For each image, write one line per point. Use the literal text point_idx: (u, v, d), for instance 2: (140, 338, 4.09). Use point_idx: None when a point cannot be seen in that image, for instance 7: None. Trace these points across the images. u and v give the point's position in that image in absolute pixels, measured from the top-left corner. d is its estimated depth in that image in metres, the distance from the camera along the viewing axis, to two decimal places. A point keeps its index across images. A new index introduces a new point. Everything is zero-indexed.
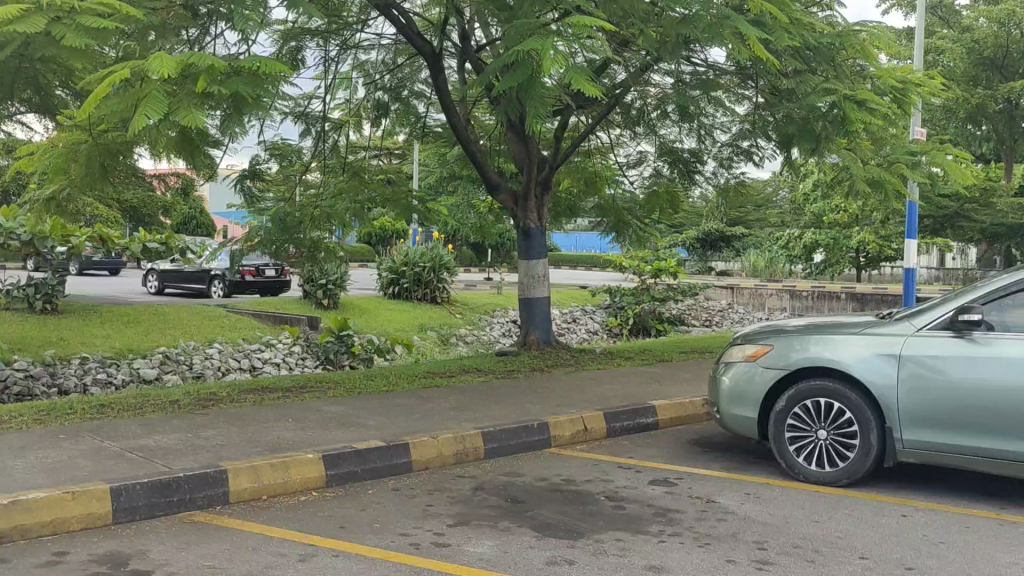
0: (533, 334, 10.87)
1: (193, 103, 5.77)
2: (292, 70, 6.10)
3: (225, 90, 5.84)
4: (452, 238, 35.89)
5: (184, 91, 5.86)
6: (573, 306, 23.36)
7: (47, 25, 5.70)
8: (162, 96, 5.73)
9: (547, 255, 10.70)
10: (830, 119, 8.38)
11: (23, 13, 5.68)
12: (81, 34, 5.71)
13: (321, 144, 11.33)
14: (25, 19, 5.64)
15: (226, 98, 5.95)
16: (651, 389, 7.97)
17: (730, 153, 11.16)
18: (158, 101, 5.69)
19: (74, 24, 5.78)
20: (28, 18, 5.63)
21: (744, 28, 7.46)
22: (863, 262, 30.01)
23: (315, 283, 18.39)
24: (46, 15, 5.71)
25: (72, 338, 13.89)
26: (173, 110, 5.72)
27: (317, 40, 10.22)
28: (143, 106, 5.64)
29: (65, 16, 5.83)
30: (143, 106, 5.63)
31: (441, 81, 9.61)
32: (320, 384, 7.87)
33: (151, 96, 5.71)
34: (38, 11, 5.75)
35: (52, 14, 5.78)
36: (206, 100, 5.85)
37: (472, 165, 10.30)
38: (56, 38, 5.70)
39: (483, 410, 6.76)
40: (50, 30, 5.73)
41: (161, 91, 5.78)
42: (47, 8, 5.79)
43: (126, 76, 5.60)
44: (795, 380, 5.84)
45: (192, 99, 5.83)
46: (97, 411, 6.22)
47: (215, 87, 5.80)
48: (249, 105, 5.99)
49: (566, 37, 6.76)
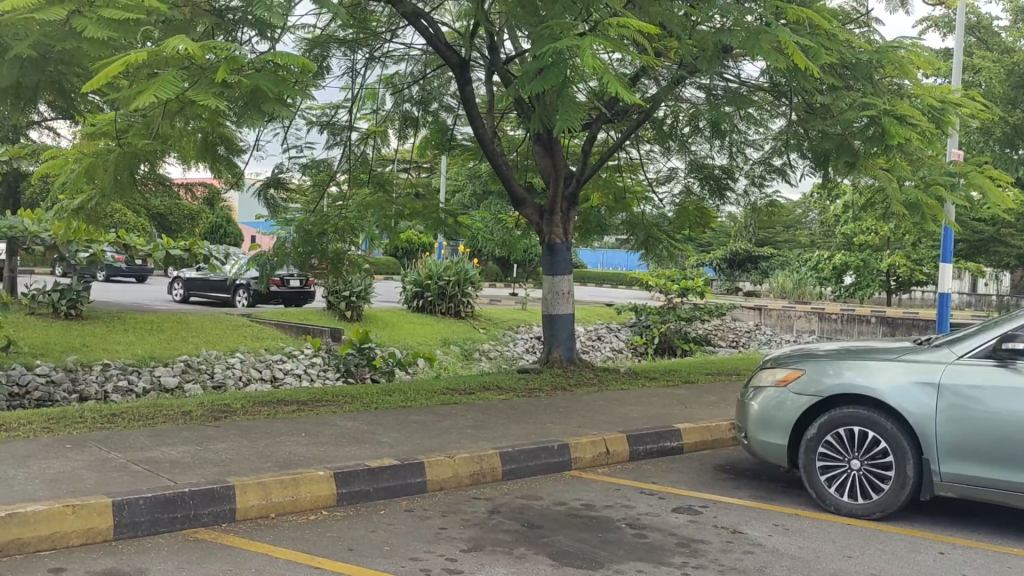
0: (556, 351, 10.65)
1: (211, 90, 5.64)
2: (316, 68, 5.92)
3: (246, 82, 5.73)
4: (477, 253, 35.81)
5: (205, 81, 5.71)
6: (598, 324, 23.11)
7: (68, 17, 5.64)
8: (177, 82, 5.52)
9: (571, 271, 10.49)
10: (867, 136, 8.20)
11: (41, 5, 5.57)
12: (102, 26, 5.60)
13: (350, 155, 11.09)
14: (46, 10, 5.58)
15: (246, 89, 5.87)
16: (677, 412, 7.73)
17: (763, 171, 11.08)
18: (171, 84, 5.48)
19: (93, 16, 5.67)
20: (48, 10, 5.55)
21: (785, 35, 7.35)
22: (893, 285, 29.55)
23: (339, 295, 18.29)
24: (68, 7, 5.64)
25: (95, 344, 13.84)
26: (190, 97, 5.56)
27: (345, 50, 10.13)
28: (156, 84, 5.48)
29: (87, 9, 5.74)
30: (155, 88, 5.43)
31: (467, 92, 9.41)
32: (338, 398, 7.70)
33: (166, 77, 5.56)
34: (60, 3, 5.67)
35: (71, 7, 5.68)
36: (225, 91, 5.72)
37: (499, 179, 10.13)
38: (78, 31, 5.61)
39: (502, 429, 6.56)
40: (71, 22, 5.64)
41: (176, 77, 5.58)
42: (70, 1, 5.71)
43: (141, 58, 5.34)
44: (828, 406, 5.60)
45: (210, 90, 5.70)
46: (108, 421, 6.09)
47: (235, 77, 5.67)
48: (269, 103, 5.91)
49: (595, 46, 6.62)
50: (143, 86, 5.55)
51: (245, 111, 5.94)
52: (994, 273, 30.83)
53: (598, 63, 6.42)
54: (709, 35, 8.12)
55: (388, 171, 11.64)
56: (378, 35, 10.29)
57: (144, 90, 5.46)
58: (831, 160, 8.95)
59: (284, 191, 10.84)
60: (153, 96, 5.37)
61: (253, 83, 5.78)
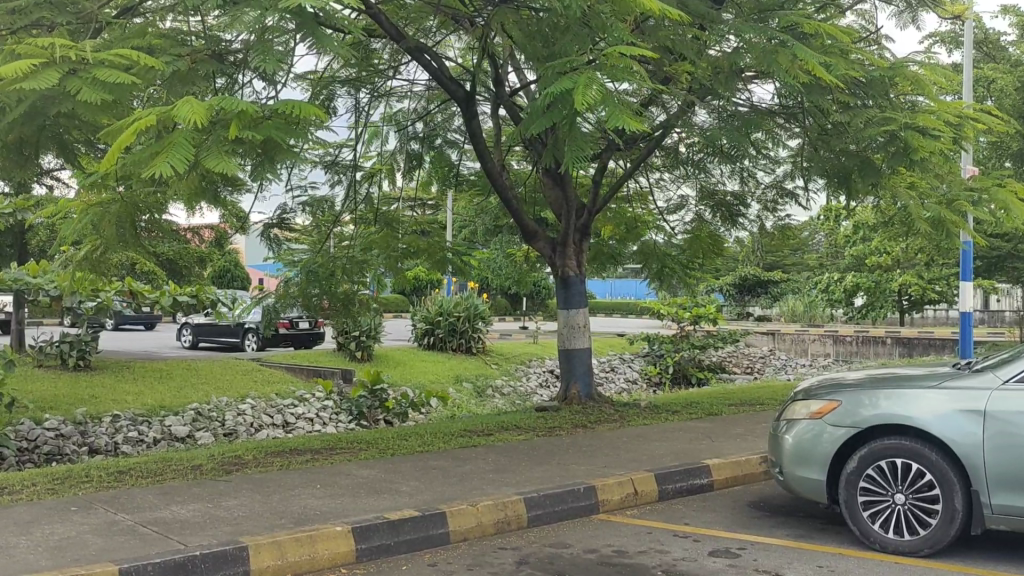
0: (574, 387, 10.37)
1: (223, 150, 5.37)
2: (325, 114, 5.76)
3: (260, 136, 5.48)
4: (486, 288, 35.65)
5: (215, 138, 5.48)
6: (610, 355, 22.86)
7: (61, 79, 5.42)
8: (189, 144, 5.32)
9: (587, 305, 10.27)
10: (889, 152, 8.09)
11: (35, 69, 5.37)
12: (96, 88, 5.41)
13: (353, 195, 10.99)
14: (36, 75, 5.32)
15: (256, 143, 5.57)
16: (703, 447, 7.46)
17: (775, 195, 10.98)
18: (186, 147, 5.30)
19: (87, 77, 5.49)
20: (41, 74, 5.33)
21: (803, 53, 7.40)
22: (906, 305, 29.28)
23: (348, 335, 18.09)
24: (61, 70, 5.45)
25: (104, 395, 13.63)
26: (202, 159, 5.35)
27: (349, 87, 10.01)
28: (165, 154, 5.24)
29: (79, 69, 5.58)
30: (168, 154, 5.23)
31: (473, 126, 9.23)
32: (353, 444, 7.45)
33: (175, 144, 5.30)
34: (54, 65, 5.49)
35: (65, 69, 5.50)
36: (238, 148, 5.46)
37: (509, 214, 9.94)
38: (71, 92, 5.41)
39: (524, 472, 6.31)
40: (65, 85, 5.43)
41: (190, 138, 5.36)
42: (62, 62, 5.54)
43: (151, 123, 5.17)
44: (866, 439, 5.34)
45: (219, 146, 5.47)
46: (115, 479, 5.85)
47: (248, 132, 5.43)
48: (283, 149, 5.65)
49: (602, 73, 6.49)
50: (156, 148, 5.37)
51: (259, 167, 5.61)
52: (1007, 289, 30.53)
53: (606, 94, 6.25)
54: (722, 57, 8.24)
55: (393, 210, 11.49)
56: (382, 72, 10.18)
57: (159, 152, 5.29)
58: (849, 179, 8.89)
59: (288, 231, 10.66)
60: (166, 164, 5.16)
61: (265, 135, 5.51)
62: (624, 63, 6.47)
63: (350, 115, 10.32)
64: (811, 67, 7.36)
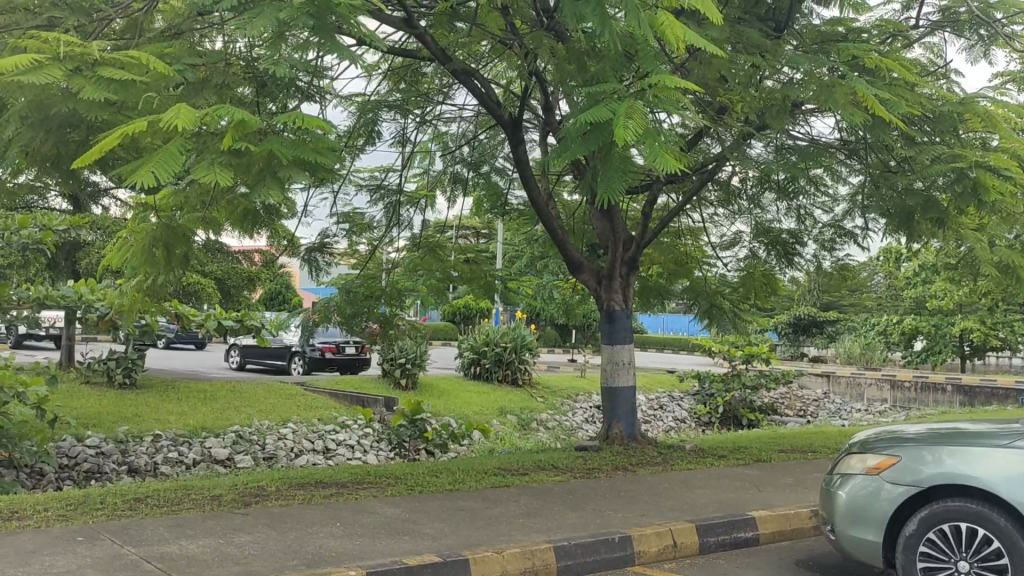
0: (616, 427, 9.97)
1: (220, 163, 5.14)
2: (330, 128, 5.48)
3: (258, 149, 5.23)
4: (536, 318, 35.45)
5: (210, 150, 5.24)
6: (659, 392, 22.34)
7: (65, 77, 5.29)
8: (181, 154, 4.98)
9: (632, 341, 9.89)
10: (958, 191, 7.67)
11: (39, 64, 5.24)
12: (101, 86, 5.30)
13: (395, 218, 10.71)
14: (40, 69, 5.18)
15: (259, 157, 5.30)
16: (748, 497, 7.03)
17: (833, 234, 10.55)
18: (174, 157, 4.95)
19: (92, 76, 5.38)
20: (45, 68, 5.20)
21: (864, 89, 7.02)
22: (967, 351, 28.29)
23: (393, 362, 17.88)
24: (65, 66, 5.31)
25: (148, 414, 13.54)
26: (193, 172, 5.06)
27: (396, 113, 9.75)
28: (153, 162, 4.90)
29: (87, 67, 5.45)
30: (155, 163, 4.88)
31: (519, 153, 8.96)
32: (383, 478, 7.17)
33: (168, 153, 4.97)
34: (58, 62, 5.35)
35: (70, 66, 5.36)
36: (232, 160, 5.20)
37: (555, 244, 9.69)
38: (74, 91, 5.27)
39: (557, 518, 5.96)
40: (68, 83, 5.29)
41: (184, 147, 5.03)
42: (68, 59, 5.41)
43: (142, 129, 4.80)
44: (927, 498, 4.93)
45: (215, 157, 5.21)
46: (131, 508, 5.63)
47: (243, 143, 5.16)
48: (285, 169, 5.33)
49: (650, 104, 6.17)
50: (146, 157, 5.01)
51: (261, 181, 5.31)
52: None
53: (641, 129, 5.87)
54: (776, 88, 7.86)
55: (444, 237, 11.29)
56: (429, 96, 9.97)
57: (144, 163, 4.93)
58: (912, 219, 8.48)
59: (329, 254, 10.49)
60: (150, 172, 4.83)
61: (267, 149, 5.26)
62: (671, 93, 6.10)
63: (397, 140, 10.12)
64: (870, 103, 7.00)
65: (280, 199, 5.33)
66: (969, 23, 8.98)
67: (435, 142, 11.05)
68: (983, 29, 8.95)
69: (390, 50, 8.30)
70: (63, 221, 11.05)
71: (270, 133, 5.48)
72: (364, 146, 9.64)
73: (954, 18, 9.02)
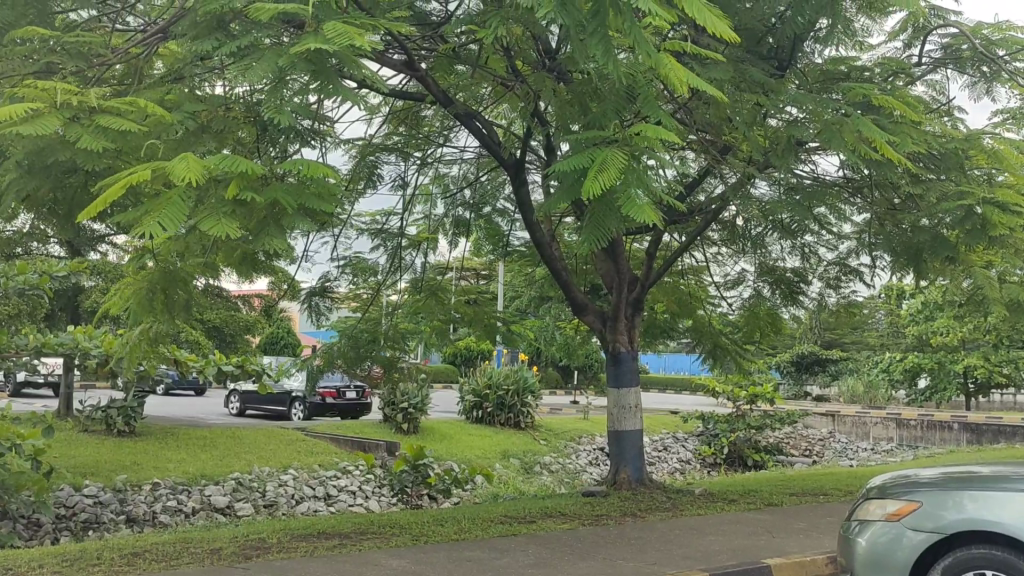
0: (623, 472, 9.78)
1: (224, 211, 5.04)
2: (335, 174, 5.38)
3: (262, 198, 5.14)
4: (537, 359, 35.26)
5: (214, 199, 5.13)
6: (663, 433, 22.10)
7: (62, 126, 5.21)
8: (185, 203, 4.85)
9: (638, 384, 9.75)
10: (968, 228, 7.60)
11: (35, 112, 5.16)
12: (99, 135, 5.22)
13: (396, 262, 10.62)
14: (37, 119, 5.09)
15: (263, 206, 5.24)
16: (762, 543, 6.86)
17: (837, 272, 10.45)
18: (179, 206, 4.81)
19: (89, 124, 5.31)
20: (42, 118, 5.12)
21: (870, 129, 6.96)
22: (972, 388, 28.07)
23: (395, 406, 17.69)
24: (61, 115, 5.23)
25: (147, 462, 13.33)
26: (197, 222, 4.93)
27: (397, 156, 9.70)
28: (156, 213, 4.76)
29: (83, 116, 5.37)
30: (158, 214, 4.73)
31: (522, 194, 8.89)
32: (386, 528, 7.00)
33: (171, 203, 4.82)
34: (54, 110, 5.28)
35: (66, 115, 5.29)
36: (237, 209, 5.11)
37: (558, 286, 9.61)
38: (71, 140, 5.19)
39: (567, 567, 5.80)
40: (64, 133, 5.22)
41: (186, 196, 4.89)
42: (64, 108, 5.33)
43: (147, 179, 4.68)
44: (950, 546, 4.78)
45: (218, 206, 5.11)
46: (127, 563, 5.48)
47: (248, 193, 5.08)
48: (289, 217, 5.29)
49: (653, 145, 6.08)
50: (148, 207, 4.87)
51: (263, 229, 5.25)
52: None
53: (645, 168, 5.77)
54: (780, 128, 7.80)
55: (445, 279, 11.20)
56: (430, 139, 9.93)
57: (147, 213, 4.79)
58: (922, 257, 8.38)
59: (330, 298, 10.37)
60: (155, 223, 4.69)
61: (270, 198, 5.20)
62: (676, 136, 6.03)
63: (397, 183, 10.06)
64: (878, 141, 6.94)
65: (282, 249, 5.27)
66: (971, 60, 8.97)
67: (435, 184, 10.99)
68: (986, 67, 8.95)
69: (391, 92, 8.27)
70: (63, 267, 10.96)
71: (272, 180, 5.40)
72: (364, 190, 9.59)
73: (956, 55, 9.01)
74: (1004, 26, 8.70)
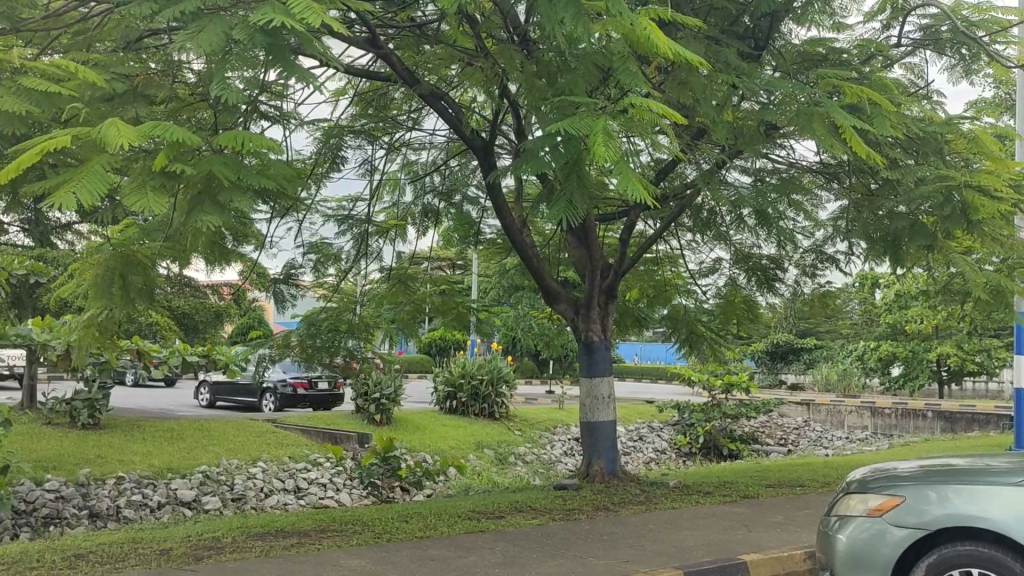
0: (597, 464, 9.54)
1: (153, 183, 4.73)
2: (281, 145, 5.04)
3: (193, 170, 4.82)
4: (512, 349, 35.00)
5: (144, 171, 4.82)
6: (639, 422, 21.93)
7: None
8: (105, 173, 4.53)
9: (612, 374, 9.52)
10: (948, 214, 7.40)
11: None
12: (23, 102, 4.94)
13: (362, 250, 10.33)
14: None
15: (197, 179, 4.98)
16: (740, 538, 6.63)
17: (814, 259, 10.26)
18: (101, 176, 4.52)
19: (15, 90, 5.03)
20: None
21: (840, 117, 6.69)
22: (945, 376, 28.10)
23: (368, 397, 17.36)
24: None
25: (111, 456, 12.96)
26: (122, 194, 4.63)
27: (361, 139, 9.38)
28: (75, 182, 4.43)
29: (13, 83, 5.09)
30: (77, 184, 4.41)
31: (491, 178, 8.59)
32: (349, 525, 6.73)
33: (92, 171, 4.52)
34: None
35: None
36: (166, 182, 4.81)
37: (529, 273, 9.36)
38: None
39: (535, 566, 5.56)
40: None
41: (108, 166, 4.59)
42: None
43: (64, 144, 4.40)
44: (934, 543, 4.56)
45: (146, 179, 4.79)
46: (69, 567, 5.20)
47: (178, 165, 4.77)
48: (224, 192, 4.98)
49: (622, 124, 5.72)
50: (67, 176, 4.55)
51: (198, 205, 4.97)
52: None
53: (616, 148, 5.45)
54: (752, 113, 7.57)
55: (416, 270, 10.92)
56: (396, 121, 9.63)
57: (65, 183, 4.46)
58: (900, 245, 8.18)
59: (296, 286, 10.04)
60: (71, 194, 4.33)
61: (205, 171, 4.93)
62: (644, 114, 5.71)
63: (363, 168, 9.76)
64: (847, 132, 6.66)
65: (219, 226, 4.97)
66: (951, 41, 8.73)
67: (404, 171, 10.70)
68: (965, 49, 8.75)
69: (354, 71, 7.96)
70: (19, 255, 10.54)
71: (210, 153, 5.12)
72: (328, 173, 9.27)
73: (936, 37, 8.75)
74: (985, 6, 8.51)
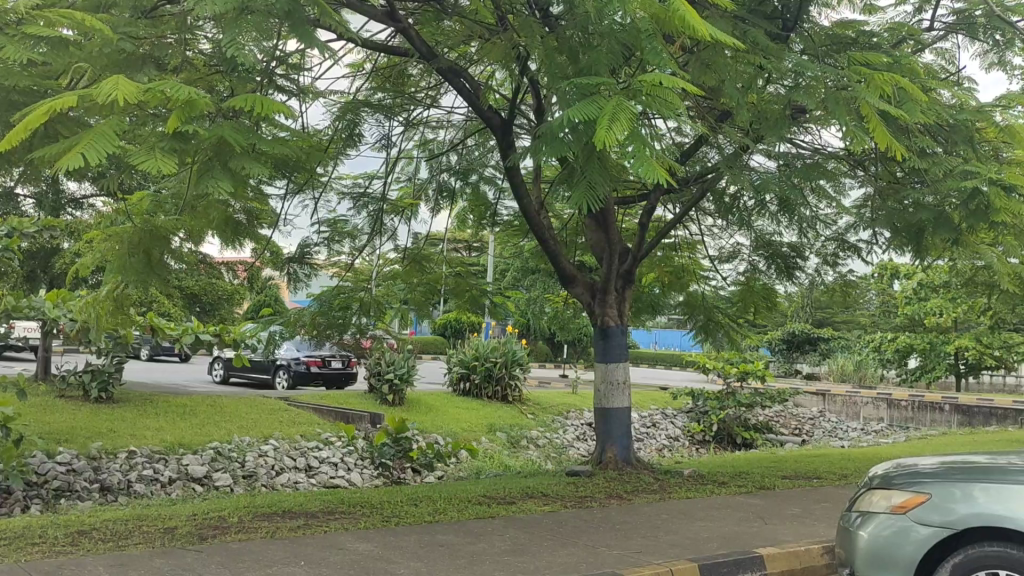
0: (610, 450, 9.41)
1: (162, 146, 4.61)
2: (293, 110, 4.89)
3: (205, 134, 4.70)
4: (527, 333, 34.83)
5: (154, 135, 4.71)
6: (652, 408, 21.77)
7: None
8: (114, 134, 4.41)
9: (627, 359, 9.37)
10: (972, 208, 7.17)
11: None
12: None
13: (377, 228, 10.20)
14: None
15: (207, 145, 4.88)
16: (755, 531, 6.48)
17: (836, 247, 10.05)
18: (110, 137, 4.39)
19: None
20: None
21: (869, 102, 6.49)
22: (963, 369, 27.75)
23: (381, 377, 17.26)
24: None
25: (123, 430, 12.91)
26: (129, 155, 4.51)
27: (378, 116, 9.22)
28: (82, 144, 4.31)
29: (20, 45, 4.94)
30: (86, 145, 4.28)
31: (509, 157, 8.43)
32: (357, 507, 6.62)
33: (101, 131, 4.40)
34: None
35: None
36: (176, 145, 4.69)
37: (546, 256, 9.20)
38: None
39: (546, 554, 5.43)
40: None
41: (118, 127, 4.47)
42: None
43: (71, 103, 4.28)
44: (957, 543, 4.42)
45: (156, 143, 4.67)
46: (72, 543, 5.12)
47: (190, 127, 4.63)
48: (235, 157, 4.89)
49: (642, 102, 5.56)
50: (75, 139, 4.42)
51: (209, 172, 4.87)
52: None
53: (636, 129, 5.27)
54: (778, 97, 7.36)
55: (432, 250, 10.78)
56: (415, 97, 9.49)
57: (75, 144, 4.34)
58: (926, 236, 7.97)
59: (311, 264, 9.92)
60: (79, 154, 4.20)
61: (217, 136, 4.82)
62: (664, 90, 5.53)
63: (381, 144, 9.62)
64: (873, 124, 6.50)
65: (230, 192, 4.86)
66: (984, 27, 8.51)
67: (420, 148, 10.53)
68: (998, 36, 8.52)
69: (373, 46, 7.80)
70: (34, 224, 10.44)
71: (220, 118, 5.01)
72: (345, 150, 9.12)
73: (970, 22, 8.54)
74: None
